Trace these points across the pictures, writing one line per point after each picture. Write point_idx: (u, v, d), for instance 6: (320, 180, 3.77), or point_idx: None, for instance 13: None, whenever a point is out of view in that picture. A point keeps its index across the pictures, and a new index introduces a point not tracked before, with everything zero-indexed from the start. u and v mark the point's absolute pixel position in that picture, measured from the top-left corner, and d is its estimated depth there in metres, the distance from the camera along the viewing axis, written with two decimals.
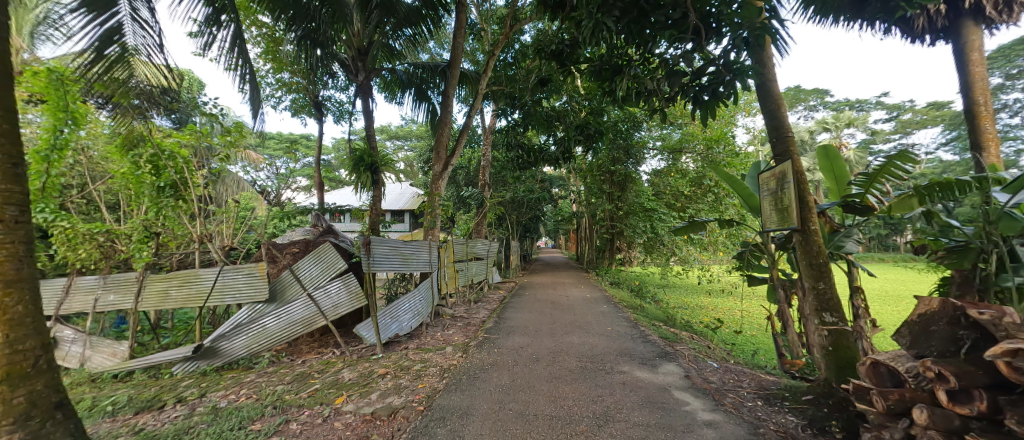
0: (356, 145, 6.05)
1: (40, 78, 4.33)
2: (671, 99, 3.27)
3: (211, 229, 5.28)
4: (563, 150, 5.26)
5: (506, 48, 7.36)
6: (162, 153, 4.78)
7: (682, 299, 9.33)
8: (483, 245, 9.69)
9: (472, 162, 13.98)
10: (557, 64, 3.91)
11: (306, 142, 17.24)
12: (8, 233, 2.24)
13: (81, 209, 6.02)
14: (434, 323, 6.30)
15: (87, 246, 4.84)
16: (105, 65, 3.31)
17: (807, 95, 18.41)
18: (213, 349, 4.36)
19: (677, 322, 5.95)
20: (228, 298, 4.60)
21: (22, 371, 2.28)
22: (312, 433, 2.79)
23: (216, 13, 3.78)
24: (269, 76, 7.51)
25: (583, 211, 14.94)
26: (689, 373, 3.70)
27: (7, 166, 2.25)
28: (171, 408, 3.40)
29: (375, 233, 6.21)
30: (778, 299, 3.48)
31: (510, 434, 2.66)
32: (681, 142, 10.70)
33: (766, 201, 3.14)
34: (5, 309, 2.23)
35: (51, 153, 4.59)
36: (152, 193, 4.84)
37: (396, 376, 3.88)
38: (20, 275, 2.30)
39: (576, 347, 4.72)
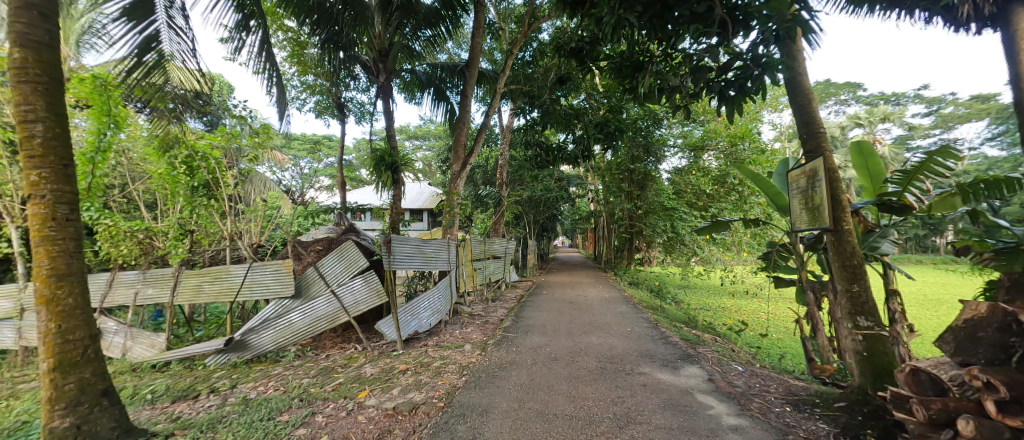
0: (377, 145, 6.16)
1: (86, 84, 4.58)
2: (695, 94, 3.19)
3: (240, 226, 5.49)
4: (582, 149, 5.20)
5: (524, 47, 7.34)
6: (196, 155, 5.00)
7: (704, 301, 9.11)
8: (501, 244, 9.71)
9: (490, 161, 14.04)
10: (577, 62, 3.88)
11: (329, 142, 17.70)
12: (60, 231, 2.39)
13: (122, 208, 6.36)
14: (453, 320, 6.37)
15: (128, 242, 5.12)
16: (143, 71, 3.50)
17: (838, 89, 17.59)
18: (243, 342, 4.54)
19: (699, 324, 5.81)
20: (256, 294, 4.77)
21: (72, 360, 2.44)
22: (337, 426, 2.87)
23: (245, 19, 3.92)
24: (295, 79, 7.74)
25: (601, 211, 14.80)
26: (713, 376, 3.61)
27: (59, 167, 2.41)
28: (205, 398, 3.56)
29: (395, 231, 6.31)
30: (807, 301, 3.36)
31: (530, 433, 2.66)
32: (704, 140, 10.42)
33: (795, 200, 3.02)
34: (57, 301, 2.39)
35: (95, 155, 4.89)
36: (187, 192, 5.07)
37: (417, 372, 3.94)
38: (70, 270, 2.45)
39: (595, 347, 4.68)
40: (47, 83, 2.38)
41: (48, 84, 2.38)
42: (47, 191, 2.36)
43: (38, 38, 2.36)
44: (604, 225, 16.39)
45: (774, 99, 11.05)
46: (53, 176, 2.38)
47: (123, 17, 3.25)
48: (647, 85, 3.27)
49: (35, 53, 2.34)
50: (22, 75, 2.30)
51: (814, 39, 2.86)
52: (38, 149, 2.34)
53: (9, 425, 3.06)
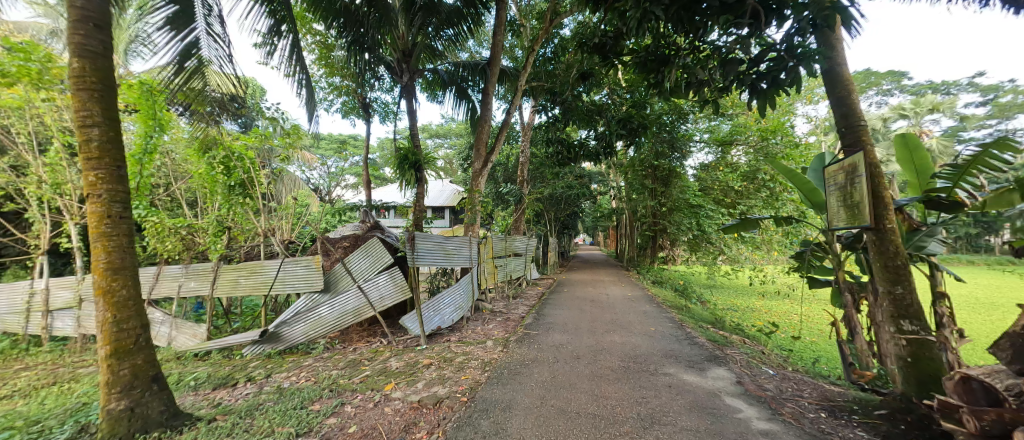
0: (401, 144, 6.29)
1: (134, 90, 4.90)
2: (725, 89, 3.08)
3: (273, 223, 5.74)
4: (604, 145, 5.11)
5: (545, 43, 7.28)
6: (232, 155, 5.25)
7: (732, 301, 8.82)
8: (522, 241, 9.72)
9: (510, 158, 14.04)
10: (600, 58, 3.82)
11: (354, 142, 18.15)
12: (114, 227, 2.57)
13: (166, 206, 6.77)
14: (475, 317, 6.44)
15: (173, 238, 5.41)
16: (185, 76, 3.72)
17: (881, 78, 16.55)
18: (276, 334, 4.77)
19: (727, 325, 5.64)
20: (288, 288, 4.98)
21: (126, 347, 2.63)
22: (365, 417, 2.97)
23: (276, 24, 4.09)
24: (323, 80, 7.99)
25: (624, 208, 14.56)
26: (742, 378, 3.50)
27: (112, 168, 2.58)
28: (242, 386, 3.75)
29: (418, 229, 6.42)
30: (843, 303, 3.21)
31: (553, 430, 2.67)
32: (732, 134, 10.01)
33: (833, 196, 2.88)
34: (113, 292, 2.57)
35: (143, 156, 5.22)
36: (224, 191, 5.34)
37: (440, 367, 4.01)
38: (124, 264, 2.63)
39: (618, 347, 4.62)
40: (101, 90, 2.55)
41: (102, 91, 2.56)
42: (103, 190, 2.55)
43: (94, 48, 2.53)
44: (627, 222, 16.12)
45: (809, 91, 10.53)
46: (108, 176, 2.57)
47: (166, 26, 3.46)
48: (674, 80, 3.19)
49: (91, 62, 2.53)
50: (80, 83, 2.49)
51: (854, 27, 2.70)
52: (95, 151, 2.52)
53: (72, 406, 3.33)
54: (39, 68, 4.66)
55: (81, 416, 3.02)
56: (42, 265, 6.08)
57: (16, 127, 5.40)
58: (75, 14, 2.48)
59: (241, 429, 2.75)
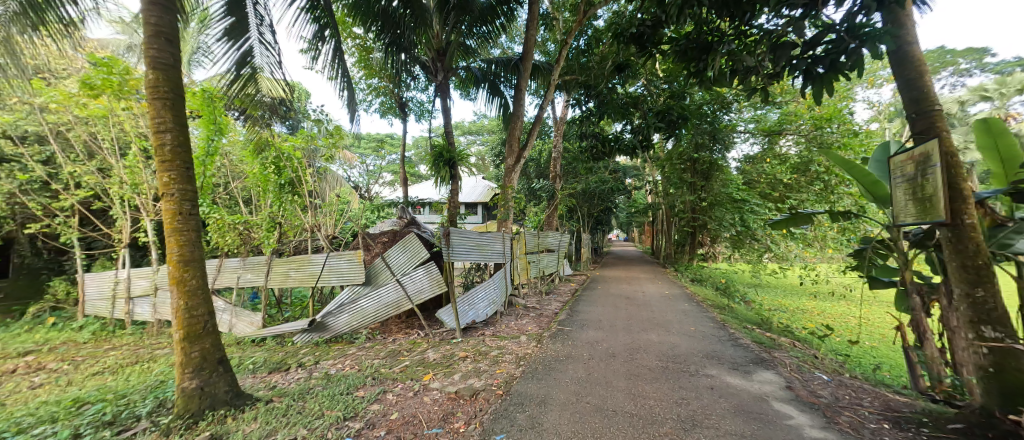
0: (436, 142, 6.41)
1: (198, 97, 5.31)
2: (775, 75, 2.87)
3: (319, 219, 6.08)
4: (641, 138, 4.93)
5: (578, 36, 7.15)
6: (283, 156, 5.57)
7: (780, 301, 8.31)
8: (555, 237, 9.65)
9: (543, 153, 13.93)
10: (636, 48, 3.68)
11: (391, 141, 18.74)
12: (185, 223, 2.83)
13: (225, 203, 7.35)
14: (508, 312, 6.50)
15: (232, 233, 5.88)
16: (240, 83, 4.03)
17: (958, 56, 14.77)
18: (323, 323, 5.08)
19: (774, 326, 5.33)
20: (333, 280, 5.26)
21: (197, 331, 2.90)
22: (405, 405, 3.09)
23: (320, 29, 4.33)
24: (362, 82, 8.30)
25: (661, 203, 14.08)
26: (792, 383, 3.30)
27: (184, 169, 2.84)
28: (294, 371, 4.03)
29: (452, 224, 6.54)
30: (910, 305, 2.93)
31: (589, 427, 2.65)
32: (781, 123, 9.29)
33: (899, 190, 2.64)
34: (184, 281, 2.84)
35: (205, 158, 5.67)
36: (276, 189, 5.70)
37: (476, 360, 4.10)
38: (193, 256, 2.87)
39: (655, 346, 4.49)
40: (172, 99, 2.80)
41: (173, 99, 2.80)
42: (175, 190, 2.81)
43: (166, 60, 2.79)
44: (664, 218, 15.59)
45: (871, 74, 9.62)
46: (179, 176, 2.82)
47: (224, 37, 3.79)
48: (718, 68, 3.02)
49: (164, 73, 2.78)
50: (154, 92, 2.75)
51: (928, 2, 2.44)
52: (168, 155, 2.78)
53: (151, 383, 3.72)
54: (120, 80, 5.17)
55: (160, 393, 3.37)
56: (124, 257, 6.81)
57: (101, 134, 6.05)
58: (150, 30, 2.74)
59: (294, 411, 2.96)
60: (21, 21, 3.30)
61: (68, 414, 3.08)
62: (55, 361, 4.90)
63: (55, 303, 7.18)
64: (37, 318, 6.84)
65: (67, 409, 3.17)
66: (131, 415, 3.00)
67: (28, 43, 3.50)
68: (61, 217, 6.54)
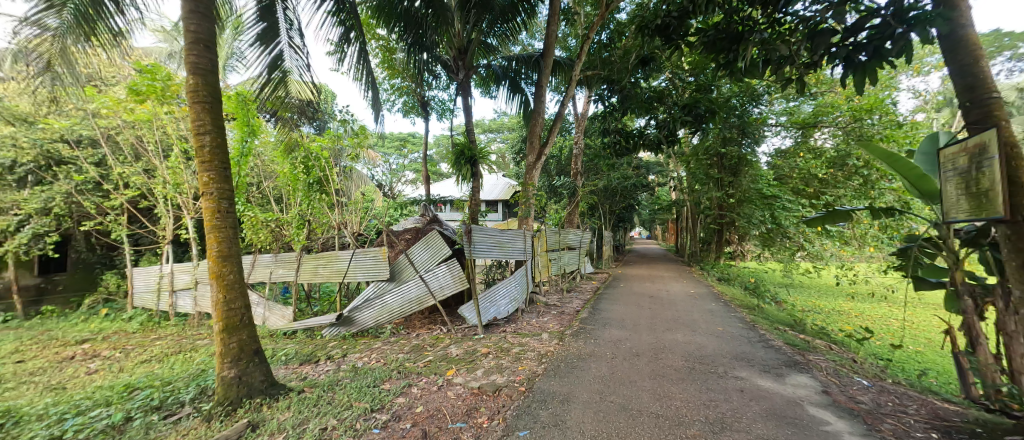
0: (457, 140, 6.46)
1: (232, 100, 5.55)
2: (812, 64, 2.73)
3: (345, 217, 6.27)
4: (666, 133, 4.78)
5: (600, 30, 7.03)
6: (311, 156, 5.74)
7: (813, 302, 7.96)
8: (576, 235, 9.56)
9: (563, 150, 13.81)
10: (662, 40, 3.57)
11: (414, 140, 19.04)
12: (223, 220, 2.97)
13: (258, 202, 7.67)
14: (530, 309, 6.50)
15: (264, 230, 6.12)
16: (271, 86, 4.20)
17: (1018, 39, 13.55)
18: (350, 318, 5.28)
19: (809, 327, 5.09)
20: (359, 276, 5.39)
21: (235, 324, 3.05)
22: (429, 398, 3.15)
23: (346, 31, 4.46)
24: (385, 83, 8.44)
25: (686, 200, 13.70)
26: (829, 388, 3.15)
27: (221, 170, 2.98)
28: (323, 363, 4.17)
29: (474, 222, 6.58)
30: (960, 308, 2.73)
31: (614, 426, 2.63)
32: (817, 115, 8.83)
33: (950, 184, 2.46)
34: (223, 276, 2.98)
35: (240, 158, 5.92)
36: (305, 188, 5.89)
37: (498, 356, 4.12)
38: (229, 252, 3.01)
39: (681, 346, 4.38)
40: (209, 102, 2.93)
41: (210, 102, 2.94)
42: (213, 189, 2.95)
43: (204, 66, 2.92)
44: (689, 215, 15.17)
45: (918, 61, 9.00)
46: (217, 176, 2.96)
47: (257, 43, 3.97)
48: (750, 59, 2.89)
49: (202, 78, 2.92)
50: (195, 97, 2.89)
51: None
52: (207, 155, 2.92)
53: (194, 371, 3.95)
54: (162, 86, 5.47)
55: (202, 381, 3.56)
56: (167, 253, 7.22)
57: (146, 137, 6.42)
58: (190, 38, 2.89)
59: (324, 401, 3.07)
60: (75, 32, 3.53)
61: (120, 399, 3.31)
62: (109, 349, 5.28)
63: (108, 295, 7.73)
64: (92, 310, 7.38)
65: (120, 393, 3.42)
66: (176, 400, 3.20)
67: (81, 53, 3.74)
68: (112, 215, 7.00)
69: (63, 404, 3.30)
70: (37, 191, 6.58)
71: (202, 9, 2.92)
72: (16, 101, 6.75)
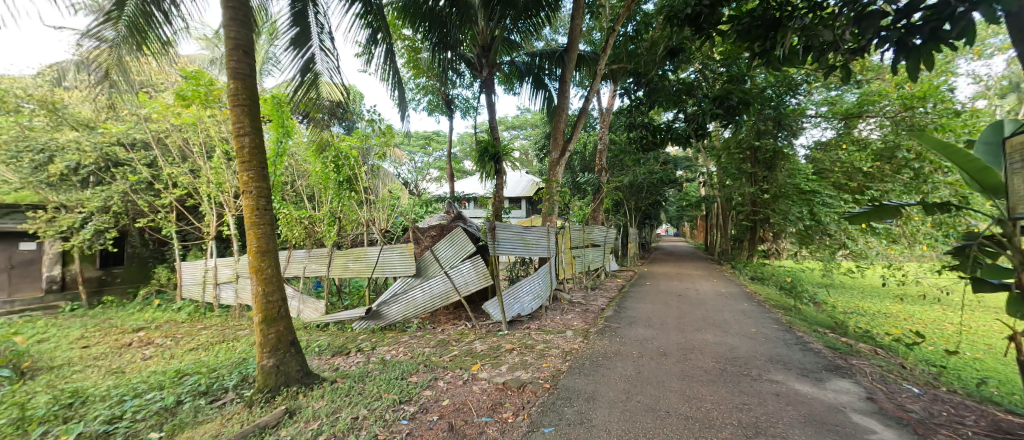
0: (481, 137, 6.49)
1: (268, 102, 5.82)
2: (858, 49, 2.55)
3: (373, 214, 6.44)
4: (696, 126, 4.61)
5: (626, 22, 6.87)
6: (341, 155, 5.92)
7: (855, 303, 7.52)
8: (601, 232, 9.43)
9: (588, 146, 13.65)
10: (692, 30, 3.44)
11: (438, 138, 19.32)
12: (261, 217, 3.12)
13: (292, 200, 8.02)
14: (554, 306, 6.48)
15: (298, 227, 6.39)
16: (304, 88, 4.36)
17: None
18: (379, 312, 5.44)
19: (851, 330, 4.80)
20: (387, 272, 5.54)
21: (272, 315, 3.20)
22: (455, 392, 3.21)
23: (373, 33, 4.58)
24: (411, 82, 8.59)
25: (716, 196, 13.23)
26: (874, 395, 2.97)
27: (260, 169, 3.13)
28: (354, 355, 4.32)
29: (498, 219, 6.60)
30: None
31: (641, 427, 2.58)
32: (861, 104, 8.28)
33: (1018, 177, 2.24)
34: (262, 270, 3.13)
35: (276, 158, 6.18)
36: (335, 186, 6.09)
37: (522, 352, 4.14)
38: (267, 247, 3.16)
39: (712, 346, 4.26)
40: (248, 105, 3.08)
41: (249, 105, 3.08)
42: (253, 188, 3.10)
43: (243, 71, 3.08)
44: (719, 211, 14.65)
45: (980, 43, 8.24)
46: (256, 175, 3.11)
47: (290, 47, 4.15)
48: (789, 47, 2.72)
49: (242, 83, 3.07)
50: (235, 100, 3.04)
51: None
52: (246, 156, 3.07)
53: (236, 359, 4.19)
54: (206, 91, 5.80)
55: (243, 368, 3.77)
56: (212, 248, 7.67)
57: (192, 140, 6.83)
58: (230, 44, 3.04)
59: (356, 392, 3.19)
60: (129, 43, 3.79)
61: (172, 383, 3.56)
62: (161, 337, 5.69)
63: (160, 286, 8.32)
64: (146, 300, 7.98)
65: (171, 378, 3.68)
66: (221, 386, 3.41)
67: (134, 63, 4.01)
68: (162, 212, 7.49)
69: (123, 386, 3.59)
70: (98, 191, 7.14)
71: (241, 16, 3.06)
72: (79, 108, 7.33)
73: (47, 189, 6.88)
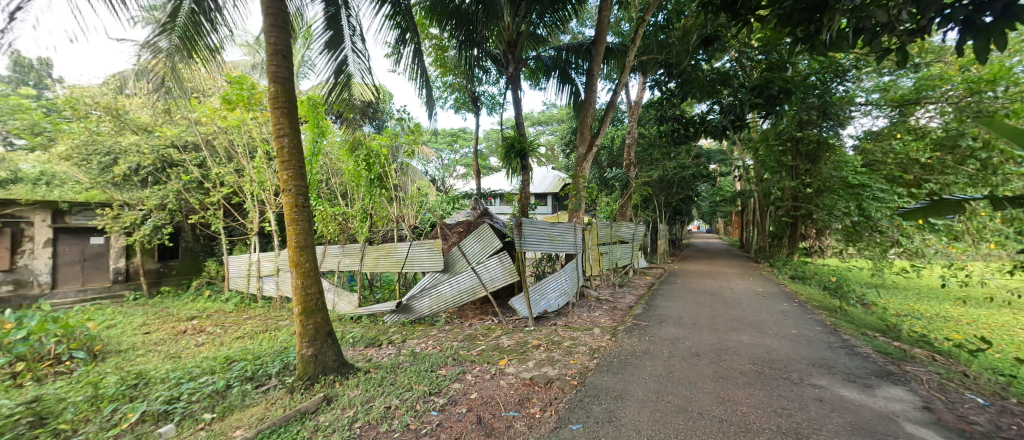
0: (507, 133, 6.48)
1: (305, 104, 6.09)
2: (917, 29, 2.35)
3: (403, 211, 6.60)
4: (732, 118, 4.40)
5: (656, 12, 6.64)
6: (372, 153, 6.09)
7: (909, 305, 6.99)
8: (629, 228, 9.23)
9: (615, 140, 13.38)
10: (728, 16, 3.27)
11: (465, 135, 19.52)
12: (299, 214, 3.28)
13: (327, 197, 8.35)
14: (581, 303, 6.41)
15: (332, 224, 6.66)
16: (338, 89, 4.52)
17: None
18: (409, 306, 5.64)
19: (905, 334, 4.46)
20: (416, 267, 5.67)
21: (311, 307, 3.35)
22: (483, 386, 3.25)
23: (402, 33, 4.68)
24: (438, 80, 8.71)
25: (753, 190, 12.62)
26: (932, 404, 2.76)
27: (297, 169, 3.28)
28: (385, 347, 4.47)
29: (524, 215, 6.60)
30: None
31: (672, 428, 2.52)
32: (919, 90, 7.62)
33: None
34: (301, 264, 3.28)
35: (311, 158, 6.45)
36: (367, 184, 6.28)
37: (549, 349, 4.13)
38: (304, 243, 3.31)
39: (748, 348, 4.08)
40: (287, 107, 3.23)
41: (288, 107, 3.23)
42: (292, 186, 3.26)
43: (283, 75, 3.23)
44: (756, 207, 13.96)
45: None
46: (294, 174, 3.25)
47: (325, 50, 4.32)
48: (836, 31, 2.54)
49: (281, 86, 3.22)
50: (275, 103, 3.20)
51: None
52: (286, 155, 3.23)
53: (278, 348, 4.43)
54: (248, 94, 6.13)
55: (284, 357, 3.99)
56: (255, 243, 8.13)
57: (236, 141, 7.25)
58: (271, 50, 3.20)
59: (388, 382, 3.30)
60: (181, 52, 4.03)
61: (222, 368, 3.83)
62: (212, 326, 6.11)
63: (209, 278, 8.93)
64: (198, 291, 8.62)
65: (221, 364, 3.96)
66: (265, 372, 3.64)
67: (185, 70, 4.28)
68: (211, 209, 8.01)
69: (179, 370, 3.90)
70: (155, 190, 7.73)
71: (280, 22, 3.21)
72: (139, 113, 7.95)
73: (113, 189, 7.53)
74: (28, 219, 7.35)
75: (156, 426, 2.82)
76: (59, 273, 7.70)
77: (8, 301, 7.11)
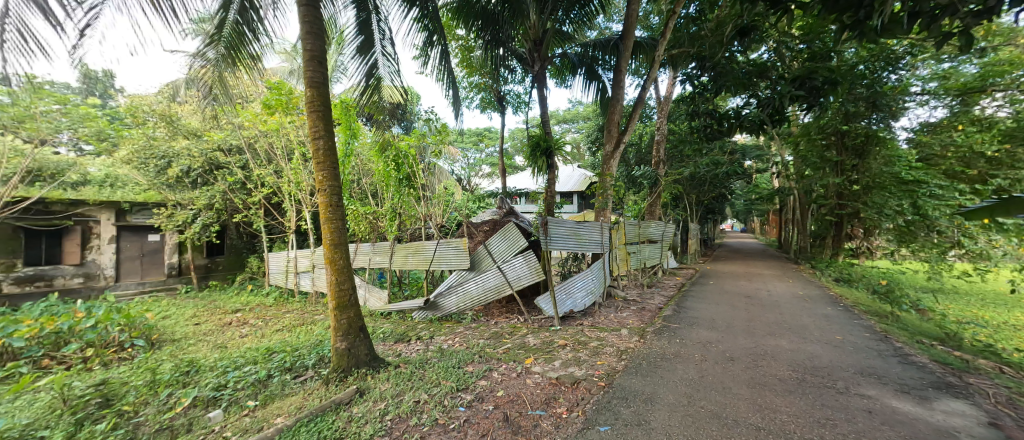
0: (532, 132, 6.46)
1: (338, 107, 6.33)
2: (984, 11, 2.15)
3: (430, 210, 6.73)
4: (771, 112, 4.19)
5: (688, 3, 6.41)
6: (401, 154, 6.24)
7: (971, 311, 6.42)
8: (658, 227, 8.99)
9: (643, 137, 13.04)
10: (767, 5, 3.09)
11: (491, 134, 19.62)
12: (333, 213, 3.41)
13: (359, 197, 8.64)
14: (608, 303, 6.31)
15: (364, 222, 6.90)
16: (369, 92, 4.68)
17: None
18: (436, 303, 5.75)
19: (967, 343, 4.10)
20: (443, 265, 5.76)
21: (344, 302, 3.47)
22: (509, 384, 3.27)
23: (429, 35, 4.76)
24: (464, 80, 8.80)
25: (792, 187, 11.97)
26: (999, 420, 2.53)
27: (331, 170, 3.41)
28: (414, 343, 4.57)
29: (550, 214, 6.55)
30: None
31: (705, 434, 2.45)
32: (984, 77, 6.97)
33: None
34: (335, 261, 3.41)
35: (343, 158, 6.69)
36: (395, 183, 6.44)
37: (576, 349, 4.10)
38: (337, 242, 3.43)
39: (787, 353, 3.88)
40: (321, 111, 3.35)
41: (322, 111, 3.36)
42: (327, 187, 3.40)
43: (318, 79, 3.36)
44: (796, 205, 13.24)
45: None
46: (328, 176, 3.39)
47: (356, 55, 4.47)
48: (890, 15, 2.36)
49: (316, 90, 3.36)
50: (311, 107, 3.34)
51: None
52: (321, 157, 3.36)
53: (313, 341, 4.64)
54: (286, 99, 6.44)
55: (319, 349, 4.16)
56: (292, 240, 8.53)
57: (275, 144, 7.63)
58: (307, 56, 3.34)
59: (416, 377, 3.38)
60: (227, 60, 4.30)
61: (263, 359, 4.05)
62: (254, 318, 6.48)
63: (251, 274, 9.47)
64: (241, 286, 9.17)
65: (262, 355, 4.18)
66: (302, 364, 3.81)
67: (230, 78, 4.54)
68: (252, 209, 8.48)
69: (226, 359, 4.16)
70: (204, 190, 8.28)
71: (315, 29, 3.34)
72: (188, 119, 8.48)
73: (167, 190, 8.12)
74: (95, 218, 8.01)
75: (206, 411, 3.03)
76: (121, 267, 8.38)
77: (79, 292, 7.72)
